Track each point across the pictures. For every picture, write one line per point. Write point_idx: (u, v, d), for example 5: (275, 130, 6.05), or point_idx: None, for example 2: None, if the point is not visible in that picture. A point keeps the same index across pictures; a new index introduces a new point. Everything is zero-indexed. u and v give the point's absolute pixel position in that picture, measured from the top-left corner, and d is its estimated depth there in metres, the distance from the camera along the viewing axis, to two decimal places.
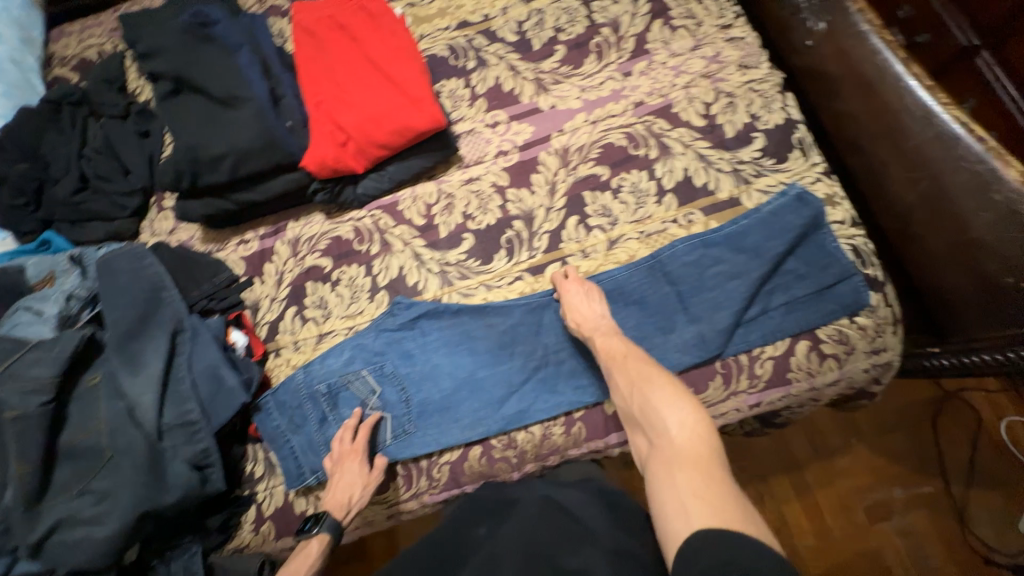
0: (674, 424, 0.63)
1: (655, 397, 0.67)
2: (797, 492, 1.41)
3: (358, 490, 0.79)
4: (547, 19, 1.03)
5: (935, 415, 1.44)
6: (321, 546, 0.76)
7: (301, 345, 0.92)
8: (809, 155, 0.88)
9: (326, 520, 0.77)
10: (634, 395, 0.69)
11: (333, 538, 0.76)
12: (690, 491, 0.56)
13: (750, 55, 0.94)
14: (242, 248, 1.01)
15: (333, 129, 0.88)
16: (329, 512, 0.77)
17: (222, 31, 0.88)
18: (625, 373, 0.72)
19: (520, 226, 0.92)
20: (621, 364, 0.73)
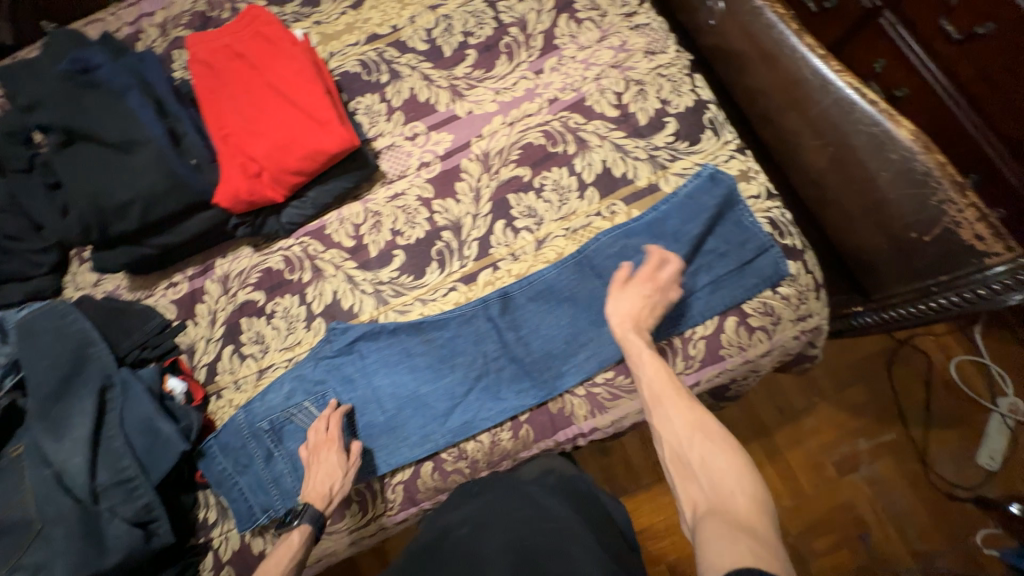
0: (736, 482, 0.57)
1: (716, 447, 0.61)
2: (767, 457, 1.40)
3: (337, 478, 0.78)
4: (456, 24, 1.02)
5: (889, 363, 1.45)
6: (304, 537, 0.73)
7: (242, 383, 0.91)
8: (721, 134, 0.90)
9: (308, 510, 0.75)
10: (694, 439, 0.63)
11: (316, 529, 0.74)
12: (749, 551, 0.49)
13: (655, 41, 0.96)
14: (172, 291, 0.97)
15: (243, 161, 0.86)
16: (309, 502, 0.75)
17: (108, 75, 0.84)
18: (682, 413, 0.65)
19: (449, 236, 0.92)
20: (679, 401, 0.67)
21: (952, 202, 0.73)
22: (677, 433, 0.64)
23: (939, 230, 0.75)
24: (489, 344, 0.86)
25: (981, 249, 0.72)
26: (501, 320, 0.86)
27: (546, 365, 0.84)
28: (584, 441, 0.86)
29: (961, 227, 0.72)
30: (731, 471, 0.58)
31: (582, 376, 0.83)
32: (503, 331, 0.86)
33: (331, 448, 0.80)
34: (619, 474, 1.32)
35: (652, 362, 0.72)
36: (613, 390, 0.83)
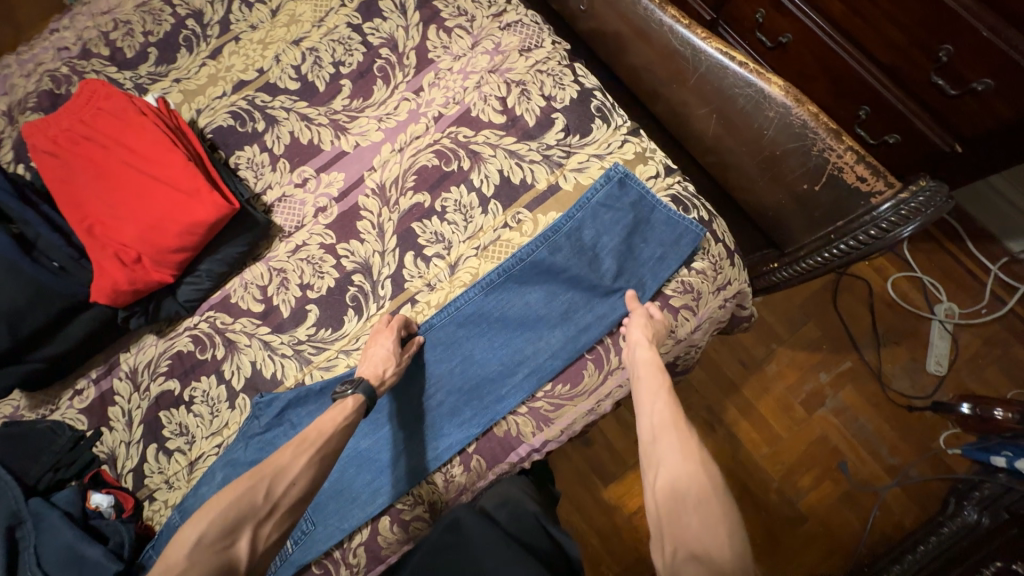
0: (723, 531, 0.53)
1: (715, 496, 0.56)
2: (740, 410, 1.40)
3: (392, 363, 0.78)
4: (323, 55, 0.97)
5: (835, 294, 1.47)
6: (357, 407, 0.73)
7: (174, 481, 0.85)
8: (610, 121, 0.89)
9: (366, 380, 0.75)
10: (694, 482, 0.57)
11: (368, 402, 0.74)
12: None
13: (529, 38, 0.93)
14: (78, 400, 0.90)
15: (116, 250, 0.79)
16: (364, 376, 0.75)
17: None
18: (683, 452, 0.60)
19: (361, 278, 0.88)
20: (683, 438, 0.61)
21: (831, 148, 0.75)
22: (675, 472, 0.58)
23: (826, 177, 0.77)
24: (423, 382, 0.84)
25: (866, 190, 0.74)
26: (426, 356, 0.84)
27: (484, 391, 0.82)
28: (540, 455, 0.84)
29: (844, 171, 0.74)
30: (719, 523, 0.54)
31: (522, 394, 0.81)
32: (435, 364, 0.84)
33: (391, 334, 0.79)
34: (603, 463, 1.32)
35: (663, 391, 0.67)
36: (555, 400, 0.82)
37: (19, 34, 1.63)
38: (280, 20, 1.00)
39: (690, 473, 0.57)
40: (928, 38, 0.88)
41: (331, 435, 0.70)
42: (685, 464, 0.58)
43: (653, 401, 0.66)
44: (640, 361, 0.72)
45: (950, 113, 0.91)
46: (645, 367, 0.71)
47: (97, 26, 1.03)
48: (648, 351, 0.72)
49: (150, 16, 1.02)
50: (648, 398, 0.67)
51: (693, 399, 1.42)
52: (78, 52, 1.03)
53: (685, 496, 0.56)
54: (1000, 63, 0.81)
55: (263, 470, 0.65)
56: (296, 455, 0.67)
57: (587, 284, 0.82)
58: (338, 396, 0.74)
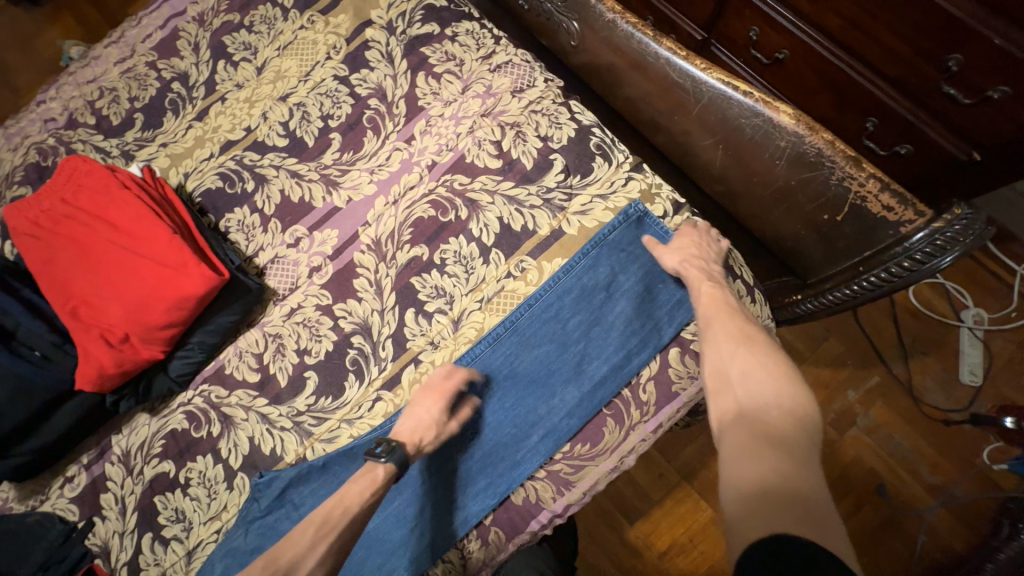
0: (772, 399, 0.59)
1: (759, 363, 0.63)
2: None
3: (424, 421, 0.73)
4: (311, 109, 0.95)
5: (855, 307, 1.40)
6: (387, 477, 0.69)
7: (171, 573, 0.79)
8: (611, 158, 0.85)
9: (403, 450, 0.70)
10: (737, 354, 0.65)
11: (397, 473, 0.70)
12: (776, 463, 0.52)
13: (520, 78, 0.91)
14: (69, 488, 0.85)
15: (101, 331, 0.75)
16: (401, 445, 0.70)
17: None
18: (729, 337, 0.67)
19: (360, 340, 0.84)
20: (729, 324, 0.68)
21: (852, 176, 0.70)
22: (726, 356, 0.65)
23: (849, 206, 0.72)
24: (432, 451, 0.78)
25: (894, 219, 0.69)
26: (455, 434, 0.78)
27: (497, 454, 0.76)
28: (562, 521, 0.77)
29: (868, 202, 0.70)
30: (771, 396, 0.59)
31: (539, 457, 0.75)
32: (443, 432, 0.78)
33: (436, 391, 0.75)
34: (629, 504, 1.24)
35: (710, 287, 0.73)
36: (575, 461, 0.76)
37: (16, 98, 1.63)
38: (266, 77, 0.98)
39: (734, 353, 0.65)
40: (937, 49, 0.83)
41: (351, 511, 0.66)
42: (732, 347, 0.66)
43: (699, 296, 0.72)
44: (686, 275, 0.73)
45: (968, 126, 0.86)
46: (695, 277, 0.73)
47: (84, 95, 1.02)
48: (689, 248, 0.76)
49: (135, 81, 1.01)
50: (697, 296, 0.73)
51: None
52: (64, 122, 1.01)
53: (734, 375, 0.63)
54: (1018, 71, 0.76)
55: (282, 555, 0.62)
56: (314, 543, 0.63)
57: (600, 334, 0.78)
58: (370, 457, 0.70)
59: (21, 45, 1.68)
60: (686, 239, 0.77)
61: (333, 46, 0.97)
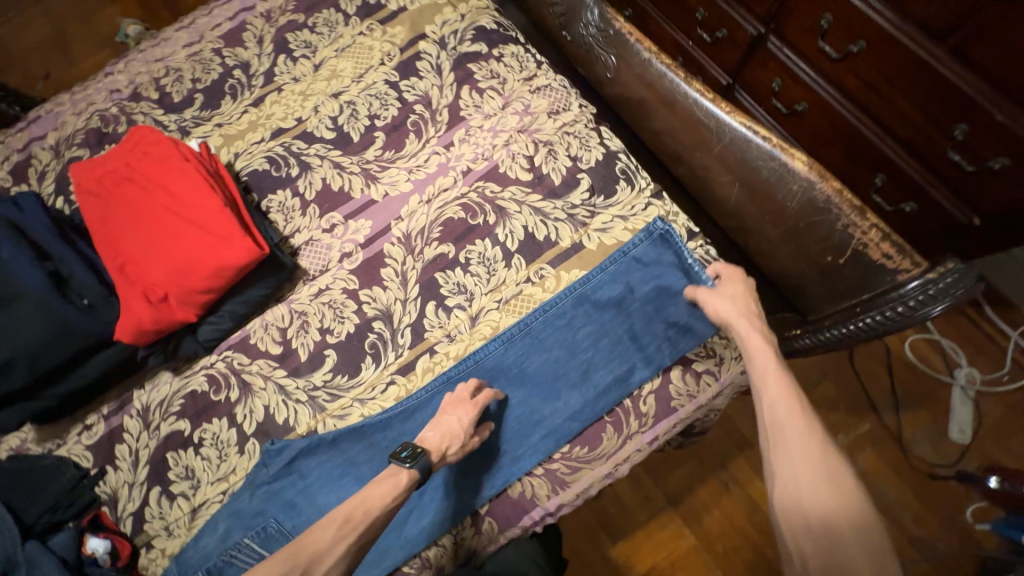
0: (839, 514, 0.56)
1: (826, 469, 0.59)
2: None
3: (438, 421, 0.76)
4: (360, 108, 1.02)
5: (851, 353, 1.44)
6: (410, 483, 0.70)
7: (174, 528, 0.82)
8: (634, 183, 0.91)
9: (428, 459, 0.72)
10: (802, 455, 0.61)
11: (421, 480, 0.71)
12: None
13: (557, 101, 0.98)
14: (86, 436, 0.88)
15: (144, 288, 0.80)
16: (426, 452, 0.72)
17: None
18: (792, 412, 0.65)
19: (381, 326, 0.88)
20: (789, 396, 0.66)
21: (856, 224, 0.76)
22: (789, 433, 0.63)
23: (850, 252, 0.77)
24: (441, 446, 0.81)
25: (891, 266, 0.74)
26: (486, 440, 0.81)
27: (498, 446, 0.80)
28: (553, 520, 0.80)
29: (868, 248, 0.75)
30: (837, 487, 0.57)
31: (539, 454, 0.79)
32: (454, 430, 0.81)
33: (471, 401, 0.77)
34: (613, 520, 1.26)
35: (768, 351, 0.71)
36: (572, 463, 0.79)
37: (72, 66, 1.73)
38: (322, 75, 1.05)
39: (797, 450, 0.61)
40: (945, 118, 0.89)
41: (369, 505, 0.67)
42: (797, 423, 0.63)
43: (764, 365, 0.69)
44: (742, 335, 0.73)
45: (971, 191, 0.92)
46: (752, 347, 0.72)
47: (150, 72, 1.10)
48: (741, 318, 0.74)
49: (200, 64, 1.09)
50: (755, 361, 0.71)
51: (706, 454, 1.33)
52: (128, 94, 1.09)
53: (796, 453, 0.61)
54: (1017, 145, 0.82)
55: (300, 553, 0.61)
56: (333, 537, 0.64)
57: (609, 345, 0.82)
58: (395, 460, 0.72)
59: (83, 17, 1.79)
60: (733, 290, 0.78)
61: (387, 53, 1.05)
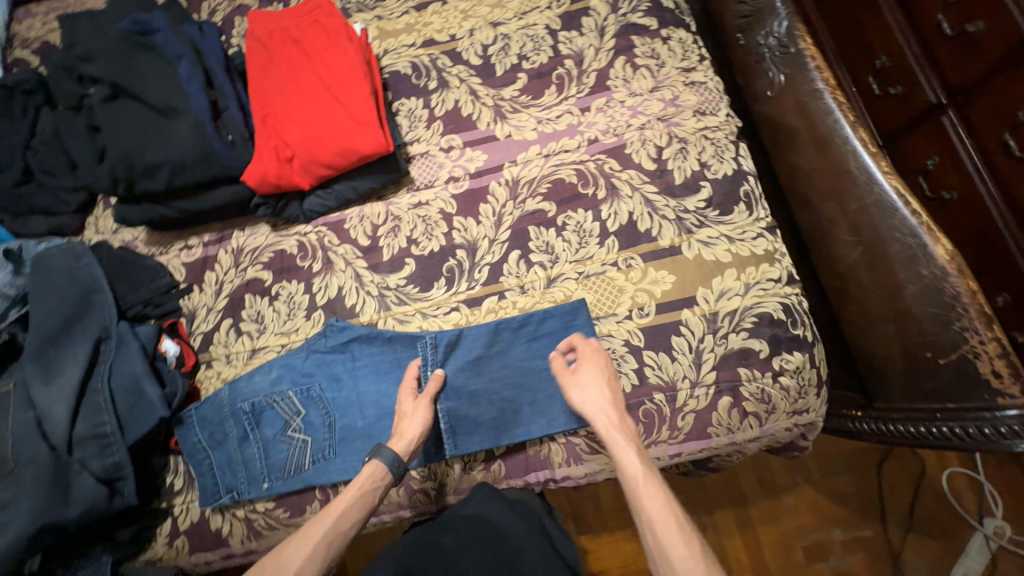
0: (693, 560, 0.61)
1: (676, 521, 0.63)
2: (739, 526, 1.33)
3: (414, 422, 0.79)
4: (513, 45, 1.02)
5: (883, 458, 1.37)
6: (378, 481, 0.74)
7: (233, 359, 0.91)
8: (753, 210, 0.88)
9: (392, 450, 0.75)
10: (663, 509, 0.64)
11: (390, 473, 0.75)
12: None
13: (708, 101, 0.94)
14: (185, 254, 0.98)
15: (277, 144, 0.86)
16: (388, 445, 0.76)
17: (163, 40, 0.84)
18: (659, 513, 0.64)
19: (463, 255, 0.92)
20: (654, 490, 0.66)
21: (975, 331, 0.71)
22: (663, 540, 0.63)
23: (957, 356, 0.73)
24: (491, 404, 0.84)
25: (996, 386, 0.70)
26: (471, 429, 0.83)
27: (528, 403, 0.83)
28: (553, 485, 0.86)
29: (979, 359, 0.71)
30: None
31: (566, 426, 0.82)
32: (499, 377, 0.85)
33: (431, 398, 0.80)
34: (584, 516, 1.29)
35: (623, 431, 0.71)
36: (594, 444, 0.82)
37: None
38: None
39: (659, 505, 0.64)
40: None
41: (345, 507, 0.71)
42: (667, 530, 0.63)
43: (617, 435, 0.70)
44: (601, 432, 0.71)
45: None
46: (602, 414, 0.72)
47: None
48: (597, 390, 0.74)
49: None
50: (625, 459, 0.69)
51: (696, 493, 1.36)
52: None
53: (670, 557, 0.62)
54: None
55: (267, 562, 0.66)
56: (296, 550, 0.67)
57: (670, 353, 0.82)
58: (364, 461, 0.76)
59: None
60: (592, 377, 0.76)
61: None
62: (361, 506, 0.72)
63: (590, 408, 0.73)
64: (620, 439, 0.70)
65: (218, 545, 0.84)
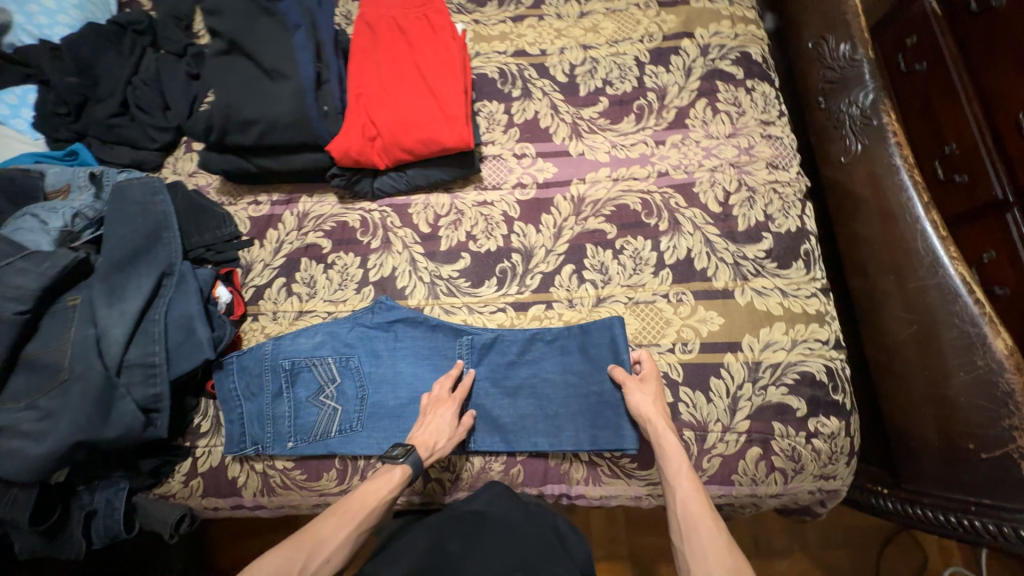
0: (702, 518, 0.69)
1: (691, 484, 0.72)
2: None
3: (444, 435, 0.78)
4: (600, 69, 1.05)
5: (884, 543, 1.33)
6: (403, 478, 0.75)
7: (280, 316, 0.94)
8: (811, 269, 0.89)
9: (418, 457, 0.75)
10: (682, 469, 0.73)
11: (413, 475, 0.75)
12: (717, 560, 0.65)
13: (782, 156, 0.96)
14: (253, 209, 1.02)
15: (365, 122, 0.90)
16: (415, 447, 0.76)
17: (286, 8, 0.89)
18: (695, 506, 0.70)
19: (517, 259, 0.93)
20: (696, 493, 0.71)
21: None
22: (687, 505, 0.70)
23: (1001, 453, 0.73)
24: (521, 409, 0.85)
25: None
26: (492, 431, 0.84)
27: (558, 415, 0.84)
28: (566, 502, 0.85)
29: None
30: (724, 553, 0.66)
31: (592, 445, 0.82)
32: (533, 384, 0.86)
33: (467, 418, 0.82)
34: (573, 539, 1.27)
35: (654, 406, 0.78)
36: (615, 468, 0.82)
37: None
38: (582, 23, 1.09)
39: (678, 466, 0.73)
40: None
41: (374, 507, 0.72)
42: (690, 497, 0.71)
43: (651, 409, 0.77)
44: (652, 426, 0.76)
45: None
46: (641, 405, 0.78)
47: None
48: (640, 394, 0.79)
49: None
50: (670, 462, 0.74)
51: None
52: None
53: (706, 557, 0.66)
54: None
55: (302, 545, 0.68)
56: (335, 529, 0.70)
57: (707, 394, 0.82)
58: (388, 460, 0.75)
59: None
60: (653, 388, 0.80)
61: (649, 34, 1.06)
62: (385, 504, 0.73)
63: (647, 413, 0.77)
64: (658, 419, 0.77)
65: (231, 494, 0.86)
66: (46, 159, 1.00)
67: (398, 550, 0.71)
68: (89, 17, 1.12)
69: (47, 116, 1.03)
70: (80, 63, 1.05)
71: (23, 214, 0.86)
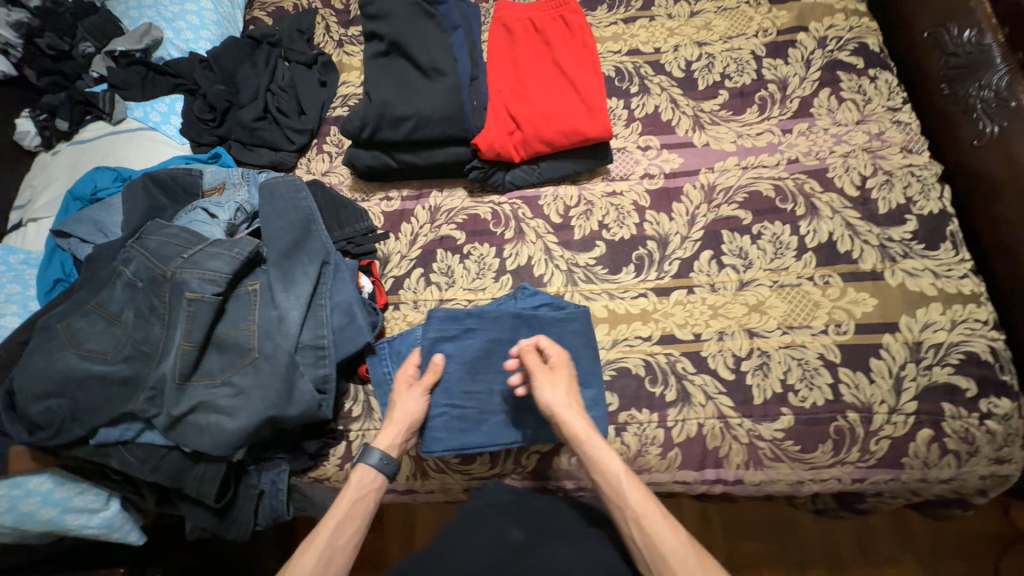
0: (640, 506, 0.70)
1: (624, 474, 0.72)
2: None
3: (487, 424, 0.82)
4: (716, 64, 1.08)
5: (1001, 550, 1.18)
6: (361, 478, 0.77)
7: (421, 305, 0.96)
8: (960, 249, 0.87)
9: (375, 451, 0.78)
10: (612, 459, 0.74)
11: (371, 471, 0.78)
12: (668, 543, 0.67)
13: (914, 141, 0.96)
14: (384, 204, 1.05)
15: (507, 117, 0.94)
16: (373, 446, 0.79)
17: (446, 10, 0.99)
18: (632, 491, 0.71)
19: (653, 246, 0.95)
20: (632, 482, 0.72)
21: None
22: (625, 497, 0.71)
23: None
24: (674, 394, 0.84)
25: None
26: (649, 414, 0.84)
27: (713, 399, 0.83)
28: (724, 488, 0.83)
29: None
30: (669, 535, 0.68)
31: (751, 428, 0.81)
32: (683, 367, 0.86)
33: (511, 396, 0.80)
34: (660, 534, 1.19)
35: (568, 401, 0.78)
36: (779, 452, 0.80)
37: None
38: (694, 22, 1.12)
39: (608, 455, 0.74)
40: None
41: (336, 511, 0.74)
42: (629, 486, 0.71)
43: (565, 404, 0.78)
44: (568, 423, 0.76)
45: None
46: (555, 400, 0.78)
47: None
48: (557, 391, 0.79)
49: None
50: (602, 457, 0.74)
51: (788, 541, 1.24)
52: None
53: (661, 549, 0.67)
54: None
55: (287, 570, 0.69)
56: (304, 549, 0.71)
57: (869, 375, 0.81)
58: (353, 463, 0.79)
59: None
60: (568, 389, 0.79)
61: (763, 29, 1.09)
62: (358, 509, 0.75)
63: (561, 409, 0.77)
64: (574, 414, 0.77)
65: None
66: (194, 161, 1.07)
67: (462, 533, 0.76)
68: (226, 33, 1.22)
69: (194, 122, 1.10)
70: (225, 74, 1.14)
71: (194, 208, 0.93)
